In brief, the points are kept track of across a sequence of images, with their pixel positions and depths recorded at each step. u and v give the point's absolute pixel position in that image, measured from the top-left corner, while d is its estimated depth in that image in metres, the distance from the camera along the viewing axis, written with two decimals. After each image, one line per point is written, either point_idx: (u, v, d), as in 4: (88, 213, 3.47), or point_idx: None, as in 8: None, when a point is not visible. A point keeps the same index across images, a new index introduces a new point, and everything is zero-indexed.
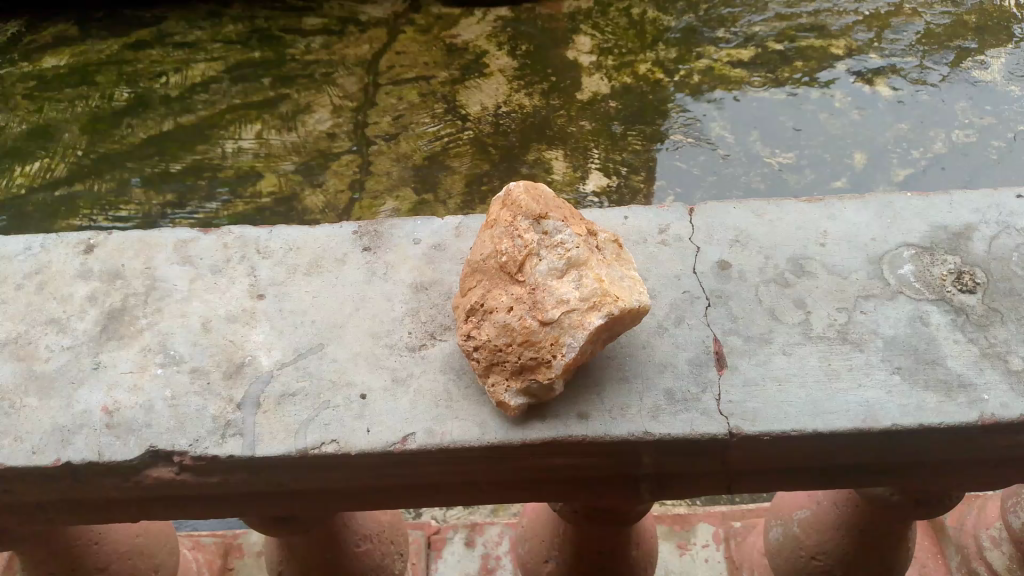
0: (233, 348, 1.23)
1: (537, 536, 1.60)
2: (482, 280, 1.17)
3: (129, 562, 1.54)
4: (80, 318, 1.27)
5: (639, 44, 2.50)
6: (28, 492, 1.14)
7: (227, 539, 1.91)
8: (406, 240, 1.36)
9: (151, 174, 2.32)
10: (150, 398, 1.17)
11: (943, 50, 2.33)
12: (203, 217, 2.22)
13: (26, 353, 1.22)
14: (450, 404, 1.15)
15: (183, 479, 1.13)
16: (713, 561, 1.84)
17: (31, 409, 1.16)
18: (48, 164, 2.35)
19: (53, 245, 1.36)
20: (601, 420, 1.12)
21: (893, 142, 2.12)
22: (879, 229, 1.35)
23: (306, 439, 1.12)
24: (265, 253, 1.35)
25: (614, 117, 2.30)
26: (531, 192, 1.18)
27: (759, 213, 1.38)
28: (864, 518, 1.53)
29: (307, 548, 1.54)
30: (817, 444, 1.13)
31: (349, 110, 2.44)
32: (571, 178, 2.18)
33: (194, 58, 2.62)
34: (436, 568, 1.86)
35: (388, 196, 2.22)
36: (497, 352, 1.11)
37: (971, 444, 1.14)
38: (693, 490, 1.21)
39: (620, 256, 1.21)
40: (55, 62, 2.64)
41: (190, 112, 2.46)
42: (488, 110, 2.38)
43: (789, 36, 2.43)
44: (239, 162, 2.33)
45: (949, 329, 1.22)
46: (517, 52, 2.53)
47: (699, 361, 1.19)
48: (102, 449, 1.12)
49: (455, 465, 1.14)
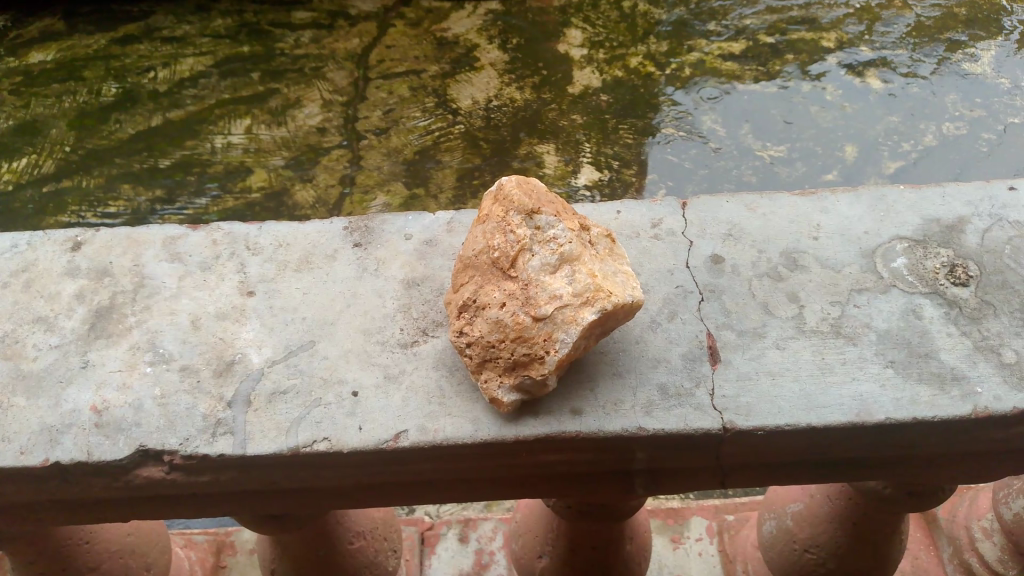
0: (223, 346, 1.22)
1: (531, 531, 1.60)
2: (474, 275, 1.16)
3: (120, 561, 1.54)
4: (68, 316, 1.25)
5: (630, 37, 2.49)
6: (16, 492, 1.13)
7: (220, 537, 1.90)
8: (398, 236, 1.35)
9: (140, 170, 2.30)
10: (139, 397, 1.16)
11: (933, 42, 2.32)
12: (192, 213, 2.20)
13: (13, 352, 1.21)
14: (443, 400, 1.14)
15: (173, 478, 1.12)
16: (706, 555, 1.85)
17: (19, 409, 1.14)
18: (35, 160, 2.32)
19: (39, 243, 1.34)
20: (595, 415, 1.12)
21: (884, 134, 2.12)
22: (872, 222, 1.35)
23: (298, 437, 1.11)
24: (254, 249, 1.34)
25: (605, 111, 2.29)
26: (523, 187, 1.17)
27: (751, 206, 1.38)
28: (857, 511, 1.53)
29: (300, 545, 1.53)
30: (811, 439, 1.13)
31: (339, 104, 2.43)
32: (563, 172, 2.17)
33: (182, 53, 2.59)
34: (430, 564, 1.86)
35: (379, 190, 2.21)
36: (490, 348, 1.11)
37: (965, 437, 1.14)
38: (687, 485, 1.20)
39: (613, 251, 1.21)
40: (42, 57, 2.61)
41: (179, 107, 2.44)
42: (479, 104, 2.36)
43: (780, 29, 2.43)
44: (228, 157, 2.31)
45: (942, 322, 1.22)
46: (507, 45, 2.52)
47: (693, 356, 1.19)
48: (91, 448, 1.11)
49: (447, 462, 1.13)
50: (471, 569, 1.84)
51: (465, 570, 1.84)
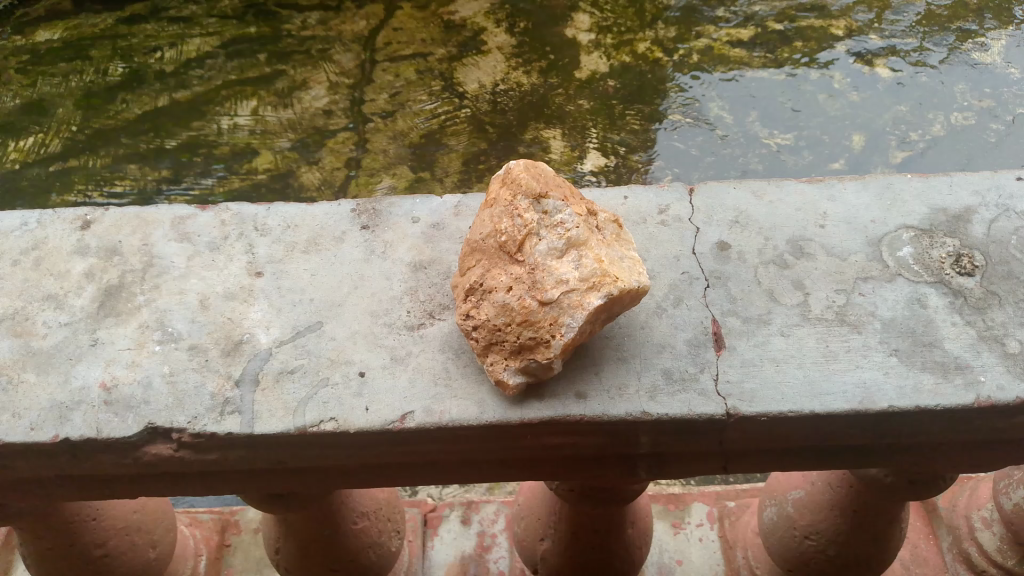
0: (231, 326, 1.23)
1: (533, 514, 1.62)
2: (481, 259, 1.17)
3: (127, 537, 1.56)
4: (78, 294, 1.26)
5: (638, 22, 2.48)
6: (26, 468, 1.14)
7: (225, 515, 1.92)
8: (405, 219, 1.36)
9: (146, 150, 2.30)
10: (148, 374, 1.17)
11: (943, 31, 2.31)
12: (198, 194, 2.20)
13: (24, 329, 1.22)
14: (449, 383, 1.15)
15: (181, 456, 1.13)
16: (707, 541, 1.87)
17: (29, 385, 1.15)
18: (42, 139, 2.33)
19: (49, 221, 1.35)
20: (600, 400, 1.13)
21: (892, 123, 2.12)
22: (879, 211, 1.35)
23: (306, 417, 1.12)
24: (263, 230, 1.35)
25: (613, 96, 2.29)
26: (531, 171, 1.17)
27: (759, 194, 1.38)
28: (858, 498, 1.54)
29: (305, 525, 1.54)
30: (814, 426, 1.13)
31: (346, 86, 2.42)
32: (569, 158, 2.16)
33: (189, 33, 2.58)
34: (433, 545, 1.88)
35: (385, 173, 2.20)
36: (497, 332, 1.12)
37: (968, 426, 1.15)
38: (689, 471, 1.21)
39: (620, 236, 1.21)
40: (49, 36, 2.61)
41: (186, 87, 2.44)
42: (486, 88, 2.36)
43: (789, 16, 2.42)
44: (235, 139, 2.31)
45: (948, 311, 1.22)
46: (515, 29, 2.51)
47: (698, 342, 1.19)
48: (101, 425, 1.12)
49: (452, 444, 1.14)
50: (474, 551, 1.86)
51: (467, 552, 1.86)
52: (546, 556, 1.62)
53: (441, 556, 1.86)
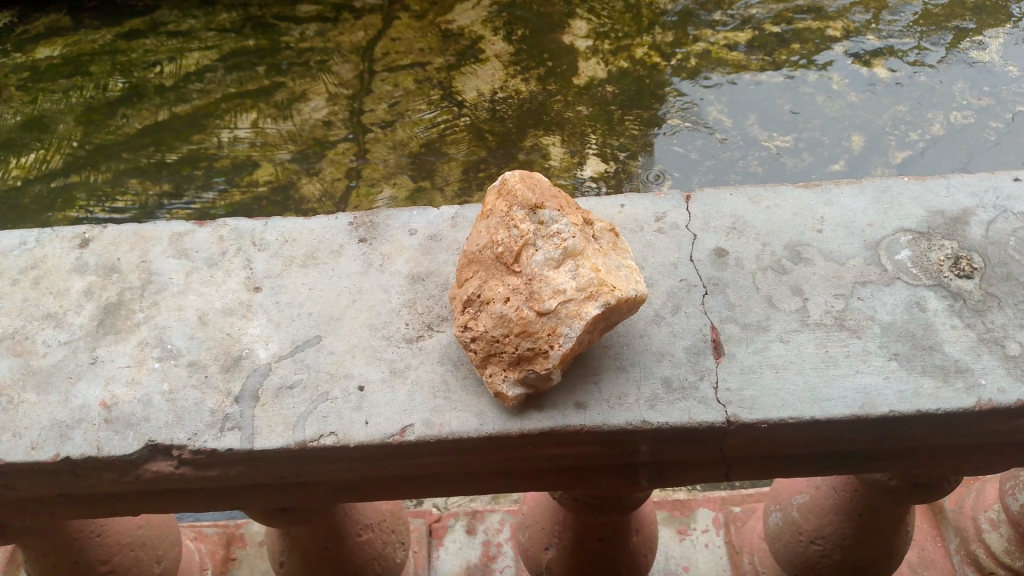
0: (230, 341, 1.23)
1: (538, 523, 1.61)
2: (478, 271, 1.17)
3: (131, 554, 1.56)
4: (77, 312, 1.27)
5: (635, 27, 2.49)
6: (27, 488, 1.14)
7: (229, 529, 1.92)
8: (402, 231, 1.36)
9: (147, 164, 2.31)
10: (148, 392, 1.17)
11: (941, 31, 2.31)
12: (199, 208, 2.21)
13: (23, 349, 1.22)
14: (448, 395, 1.15)
15: (181, 473, 1.14)
16: (712, 546, 1.86)
17: (29, 405, 1.16)
18: (43, 156, 2.34)
19: (48, 239, 1.36)
20: (599, 409, 1.13)
21: (891, 124, 2.11)
22: (876, 214, 1.35)
23: (305, 432, 1.12)
24: (260, 245, 1.35)
25: (611, 101, 2.29)
26: (527, 181, 1.17)
27: (756, 200, 1.38)
28: (862, 502, 1.53)
29: (308, 538, 1.54)
30: (815, 432, 1.13)
31: (345, 97, 2.43)
32: (569, 164, 2.16)
33: (188, 47, 2.59)
34: (439, 555, 1.88)
35: (385, 183, 2.20)
36: (495, 343, 1.12)
37: (970, 429, 1.14)
38: (692, 479, 1.21)
39: (616, 245, 1.22)
40: (48, 52, 2.62)
41: (185, 101, 2.45)
42: (484, 96, 2.36)
43: (786, 18, 2.42)
44: (235, 151, 2.31)
45: (947, 314, 1.22)
46: (513, 36, 2.51)
47: (697, 350, 1.19)
48: (101, 443, 1.12)
49: (453, 457, 1.14)
50: (479, 561, 1.86)
51: (472, 562, 1.86)
52: (551, 565, 1.61)
53: (446, 566, 1.86)
